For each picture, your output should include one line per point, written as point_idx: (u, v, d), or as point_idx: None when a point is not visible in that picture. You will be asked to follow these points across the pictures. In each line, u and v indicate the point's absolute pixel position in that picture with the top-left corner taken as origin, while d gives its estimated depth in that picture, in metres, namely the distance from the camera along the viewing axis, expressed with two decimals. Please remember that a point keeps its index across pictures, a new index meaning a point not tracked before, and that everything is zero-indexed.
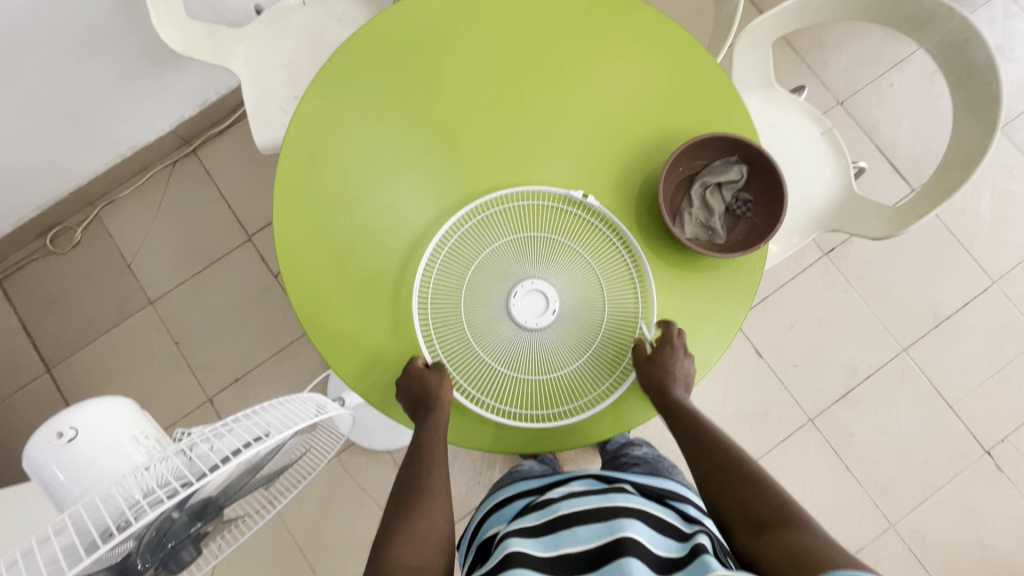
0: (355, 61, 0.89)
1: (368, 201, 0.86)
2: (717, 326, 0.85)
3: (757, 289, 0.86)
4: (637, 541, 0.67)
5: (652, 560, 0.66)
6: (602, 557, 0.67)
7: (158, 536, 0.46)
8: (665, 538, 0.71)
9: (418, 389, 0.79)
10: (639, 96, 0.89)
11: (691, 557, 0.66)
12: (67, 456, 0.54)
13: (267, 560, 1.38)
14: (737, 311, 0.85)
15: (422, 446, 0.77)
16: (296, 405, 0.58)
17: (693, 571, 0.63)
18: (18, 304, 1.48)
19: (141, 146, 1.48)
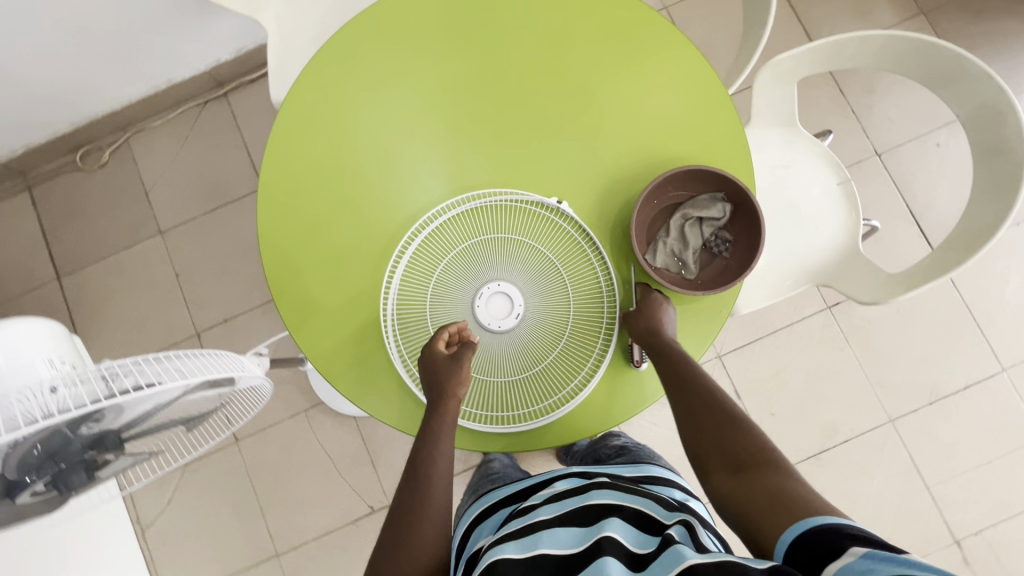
0: (363, 36, 0.90)
1: (354, 175, 0.87)
2: None
3: (718, 335, 0.84)
4: (613, 540, 0.66)
5: (631, 556, 0.65)
6: (581, 557, 0.66)
7: (50, 448, 0.49)
8: (642, 532, 0.69)
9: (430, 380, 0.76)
10: (639, 114, 0.87)
11: (664, 546, 0.63)
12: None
13: (224, 494, 1.45)
14: (695, 348, 0.83)
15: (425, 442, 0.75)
16: (221, 359, 0.60)
17: (665, 562, 0.60)
18: (43, 211, 1.58)
19: (176, 81, 1.53)
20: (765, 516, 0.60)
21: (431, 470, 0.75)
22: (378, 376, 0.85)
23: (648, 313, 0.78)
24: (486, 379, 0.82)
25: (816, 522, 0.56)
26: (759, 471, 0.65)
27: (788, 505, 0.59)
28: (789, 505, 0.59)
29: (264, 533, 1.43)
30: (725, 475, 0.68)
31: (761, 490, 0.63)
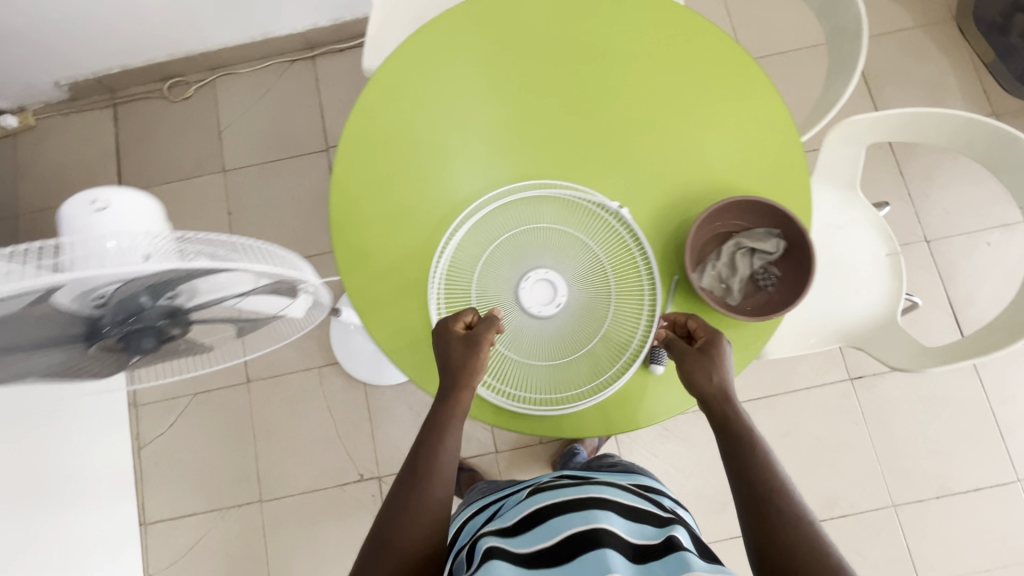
0: (468, 21, 0.96)
1: (431, 142, 0.92)
2: None
3: (746, 366, 0.85)
4: (612, 532, 0.70)
5: (625, 547, 0.69)
6: (578, 546, 0.69)
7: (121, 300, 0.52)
8: (638, 526, 0.74)
9: (448, 362, 0.77)
10: (712, 143, 0.90)
11: (666, 547, 0.68)
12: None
13: (225, 430, 1.47)
14: None
15: (437, 421, 0.77)
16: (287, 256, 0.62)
17: (667, 564, 0.65)
18: (121, 128, 1.66)
19: (271, 36, 1.62)
20: None
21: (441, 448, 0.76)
22: (410, 333, 0.87)
23: (697, 361, 0.74)
24: (515, 358, 0.84)
25: None
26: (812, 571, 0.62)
27: None
28: None
29: (253, 477, 1.44)
30: (775, 524, 0.66)
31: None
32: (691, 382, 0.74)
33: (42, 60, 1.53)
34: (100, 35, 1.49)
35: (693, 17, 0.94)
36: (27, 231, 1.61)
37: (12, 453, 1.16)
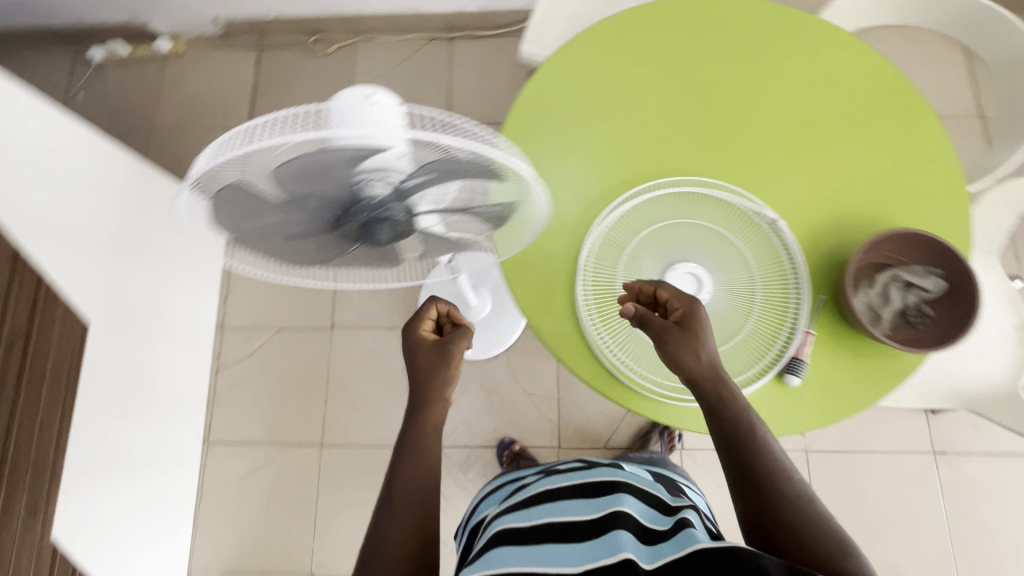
0: (659, 16, 0.98)
1: (603, 123, 0.94)
2: (830, 401, 0.83)
3: (866, 409, 0.83)
4: (627, 514, 0.72)
5: (636, 527, 0.71)
6: (584, 528, 0.71)
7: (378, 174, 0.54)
8: (649, 510, 0.76)
9: (419, 363, 0.77)
10: (878, 179, 0.91)
11: (677, 529, 0.70)
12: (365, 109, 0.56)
13: (301, 370, 1.51)
14: (858, 401, 0.83)
15: (420, 404, 0.75)
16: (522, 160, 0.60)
17: (676, 542, 0.66)
18: (262, 70, 1.76)
19: (420, 12, 1.70)
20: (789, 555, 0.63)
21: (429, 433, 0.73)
22: (549, 296, 0.88)
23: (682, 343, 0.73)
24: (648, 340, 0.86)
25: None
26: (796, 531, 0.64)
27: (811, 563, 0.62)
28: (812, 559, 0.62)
29: (319, 421, 1.47)
30: (781, 514, 0.66)
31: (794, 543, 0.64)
32: (677, 361, 0.73)
33: None
34: None
35: (869, 49, 0.95)
36: (158, 147, 1.71)
37: (123, 345, 1.21)
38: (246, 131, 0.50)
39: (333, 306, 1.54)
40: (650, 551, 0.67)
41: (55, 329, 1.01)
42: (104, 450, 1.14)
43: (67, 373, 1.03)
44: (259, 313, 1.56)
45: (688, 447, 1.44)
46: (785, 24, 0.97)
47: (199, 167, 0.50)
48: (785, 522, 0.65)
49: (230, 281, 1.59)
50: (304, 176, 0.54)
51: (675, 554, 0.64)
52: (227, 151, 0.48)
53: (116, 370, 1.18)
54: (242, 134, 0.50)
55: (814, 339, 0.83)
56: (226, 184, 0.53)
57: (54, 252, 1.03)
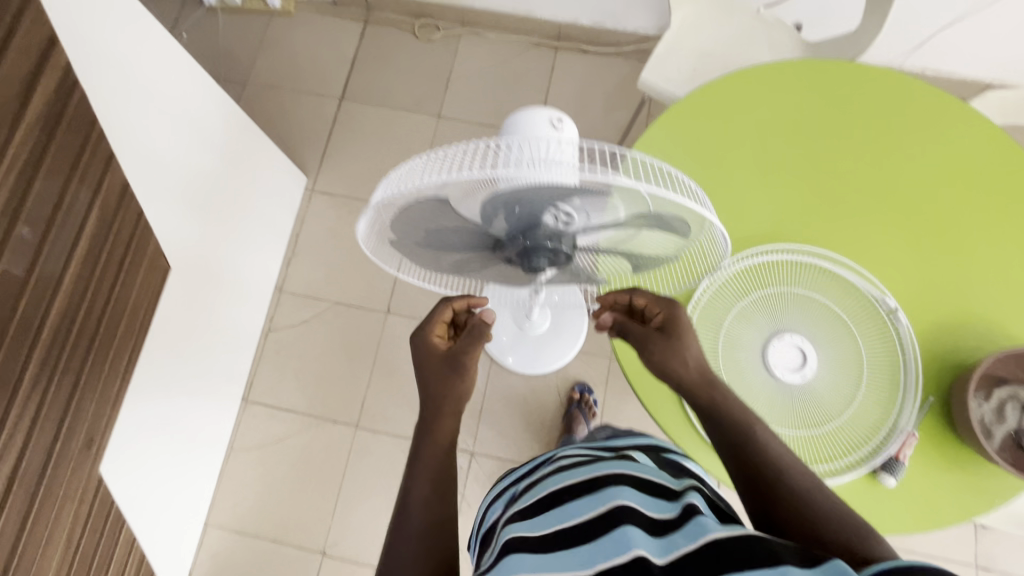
0: (804, 76, 0.94)
1: (731, 174, 0.89)
2: (921, 509, 0.79)
3: (958, 525, 0.79)
4: (630, 507, 0.52)
5: (647, 525, 0.51)
6: (589, 529, 0.51)
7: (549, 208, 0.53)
8: (656, 498, 0.56)
9: (429, 371, 0.71)
10: (1013, 288, 0.85)
11: (686, 517, 0.51)
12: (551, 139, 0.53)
13: (350, 347, 1.51)
14: (951, 515, 0.79)
15: (430, 410, 0.67)
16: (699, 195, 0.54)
17: (689, 531, 0.48)
18: (364, 44, 1.76)
19: (531, 16, 1.69)
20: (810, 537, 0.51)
21: (438, 440, 0.65)
22: None
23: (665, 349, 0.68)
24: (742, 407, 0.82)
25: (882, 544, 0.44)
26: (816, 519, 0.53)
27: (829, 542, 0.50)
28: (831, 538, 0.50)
29: (358, 401, 1.47)
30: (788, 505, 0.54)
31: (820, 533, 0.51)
32: (666, 365, 0.68)
33: None
34: None
35: (1014, 143, 0.90)
36: (249, 99, 1.72)
37: (195, 294, 1.21)
38: (421, 166, 0.51)
39: (393, 290, 1.55)
40: (661, 545, 0.48)
41: (144, 267, 1.01)
42: (158, 397, 1.14)
43: (143, 315, 1.04)
44: (319, 283, 1.57)
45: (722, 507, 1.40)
46: (926, 103, 0.92)
47: (376, 199, 0.52)
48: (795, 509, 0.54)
49: (296, 245, 1.60)
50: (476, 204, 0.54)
51: (690, 548, 0.46)
52: (405, 189, 0.50)
53: (184, 317, 1.18)
54: (418, 169, 0.51)
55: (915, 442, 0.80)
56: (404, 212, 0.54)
57: (154, 195, 1.02)
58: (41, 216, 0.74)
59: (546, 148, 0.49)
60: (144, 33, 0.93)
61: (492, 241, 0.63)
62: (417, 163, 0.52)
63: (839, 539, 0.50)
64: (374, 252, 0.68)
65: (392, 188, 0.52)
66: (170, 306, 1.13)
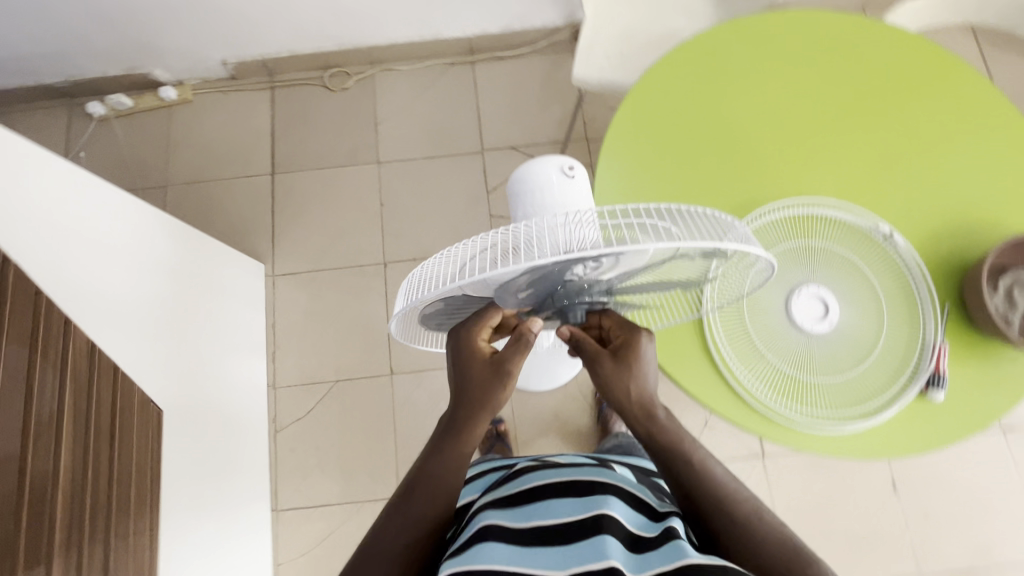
0: (732, 40, 0.97)
1: (699, 152, 0.91)
2: (972, 406, 0.83)
3: (1010, 410, 0.83)
4: (614, 518, 0.61)
5: (624, 536, 0.60)
6: (576, 533, 0.59)
7: (563, 276, 0.54)
8: (638, 514, 0.65)
9: (471, 383, 0.63)
10: (978, 182, 0.90)
11: (661, 538, 0.59)
12: (564, 184, 0.61)
13: (366, 420, 1.46)
14: (1001, 403, 0.83)
15: (462, 423, 0.63)
16: (713, 228, 0.52)
17: (663, 553, 0.57)
18: (277, 111, 1.68)
19: (439, 38, 1.65)
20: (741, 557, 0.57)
21: (465, 449, 0.64)
22: (681, 335, 0.85)
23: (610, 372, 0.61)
24: (786, 370, 0.84)
25: None
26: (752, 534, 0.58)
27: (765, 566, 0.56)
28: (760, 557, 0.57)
29: (393, 472, 1.42)
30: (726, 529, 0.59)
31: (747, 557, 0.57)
32: (606, 386, 0.62)
33: (221, 37, 1.54)
34: (283, 20, 1.52)
35: (930, 51, 0.96)
36: (176, 202, 1.62)
37: (203, 427, 1.13)
38: (430, 273, 0.54)
39: (391, 350, 1.50)
40: (637, 562, 0.57)
41: (136, 420, 0.88)
42: (200, 549, 1.06)
43: (151, 472, 0.91)
44: (313, 367, 1.50)
45: (768, 451, 1.45)
46: (846, 35, 0.97)
47: (397, 312, 0.57)
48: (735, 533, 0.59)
49: (275, 336, 1.52)
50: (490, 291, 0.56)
51: (664, 567, 0.55)
52: (416, 302, 0.53)
53: (202, 455, 1.11)
54: (427, 277, 0.54)
55: (947, 350, 0.84)
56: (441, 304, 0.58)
57: (124, 342, 0.91)
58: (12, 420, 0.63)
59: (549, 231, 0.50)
60: (59, 177, 0.82)
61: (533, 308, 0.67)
62: (426, 268, 0.55)
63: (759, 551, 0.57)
64: (417, 345, 0.76)
65: (408, 299, 0.56)
66: (177, 448, 1.02)
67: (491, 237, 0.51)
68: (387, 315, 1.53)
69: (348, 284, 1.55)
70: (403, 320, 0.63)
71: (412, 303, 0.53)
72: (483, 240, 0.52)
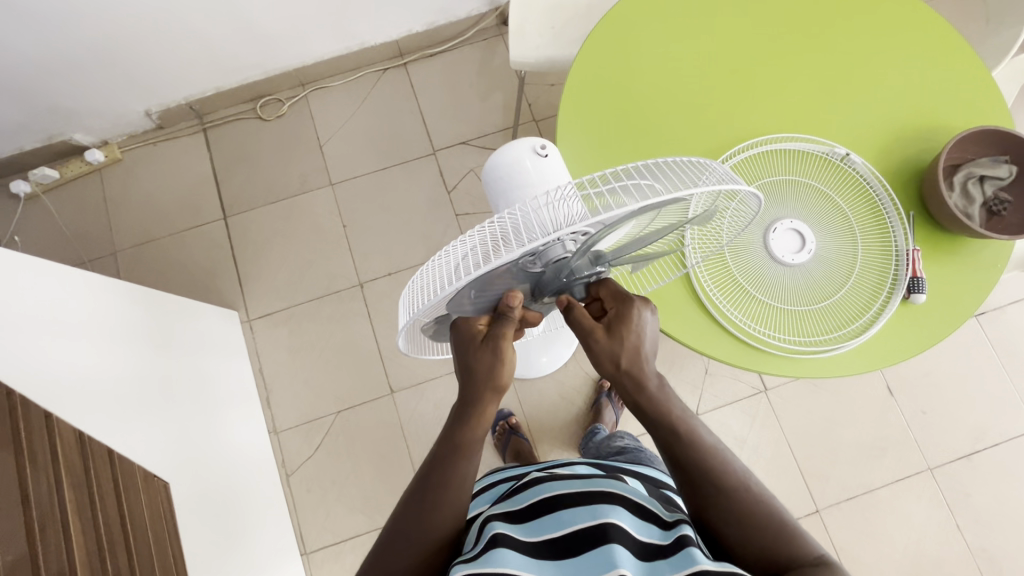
0: None
1: (650, 112, 0.93)
2: (950, 305, 0.88)
3: (984, 301, 0.88)
4: (622, 528, 0.58)
5: (634, 546, 0.58)
6: (585, 543, 0.58)
7: (554, 255, 0.55)
8: (649, 524, 0.62)
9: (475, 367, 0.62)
10: (914, 89, 0.94)
11: (675, 547, 0.56)
12: (537, 164, 0.69)
13: (376, 444, 1.44)
14: (974, 296, 0.88)
15: (472, 408, 0.63)
16: (692, 174, 0.52)
17: (676, 562, 0.54)
18: (215, 152, 1.62)
19: (366, 46, 1.60)
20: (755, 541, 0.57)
21: (467, 451, 0.64)
22: (671, 293, 0.87)
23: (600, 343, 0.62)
24: (776, 306, 0.86)
25: None
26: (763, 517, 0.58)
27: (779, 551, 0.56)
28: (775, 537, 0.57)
29: None
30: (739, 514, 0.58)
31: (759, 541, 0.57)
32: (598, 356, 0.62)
33: (139, 88, 1.47)
34: (201, 57, 1.45)
35: None
36: (130, 266, 1.55)
37: (215, 488, 1.10)
38: (424, 283, 0.54)
39: (386, 369, 1.48)
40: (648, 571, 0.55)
41: (143, 497, 0.85)
42: None
43: (172, 545, 0.88)
44: (311, 403, 1.47)
45: (770, 385, 1.49)
46: None
47: (400, 328, 0.57)
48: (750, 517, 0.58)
49: (265, 381, 1.48)
50: (487, 287, 0.57)
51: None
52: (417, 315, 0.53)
53: (221, 517, 1.07)
54: (422, 288, 0.54)
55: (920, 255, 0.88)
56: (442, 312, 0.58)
57: (113, 423, 0.87)
58: None
59: (533, 214, 0.51)
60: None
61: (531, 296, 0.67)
62: (420, 279, 0.55)
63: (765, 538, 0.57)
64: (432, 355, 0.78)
65: (408, 313, 0.56)
66: (193, 515, 0.98)
67: (476, 236, 0.51)
68: (374, 335, 1.50)
69: (328, 313, 1.52)
70: (408, 335, 0.63)
71: (413, 317, 0.53)
72: (469, 240, 0.52)
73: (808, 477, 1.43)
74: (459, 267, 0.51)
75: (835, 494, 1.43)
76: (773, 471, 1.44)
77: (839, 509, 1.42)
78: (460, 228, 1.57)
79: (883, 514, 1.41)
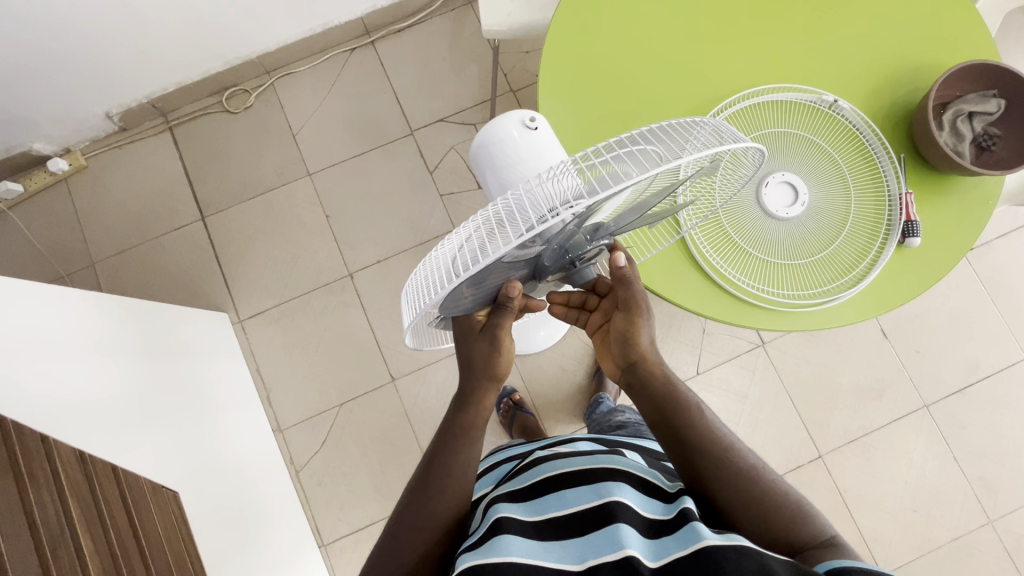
0: None
1: (632, 71, 0.90)
2: (955, 237, 0.88)
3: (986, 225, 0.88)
4: (626, 506, 0.58)
5: (639, 523, 0.57)
6: (591, 522, 0.57)
7: (554, 235, 0.53)
8: (652, 499, 0.62)
9: (472, 355, 0.62)
10: (899, 27, 0.92)
11: (680, 522, 0.56)
12: (526, 136, 0.66)
13: (381, 433, 1.44)
14: (977, 223, 0.88)
15: (471, 395, 0.64)
16: (687, 133, 0.51)
17: (680, 537, 0.53)
18: (184, 151, 1.56)
19: (330, 26, 1.53)
20: (763, 504, 0.57)
21: (470, 439, 0.65)
22: (668, 258, 0.86)
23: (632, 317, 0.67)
24: (775, 262, 0.85)
25: (833, 564, 0.49)
26: (767, 483, 0.59)
27: (789, 518, 0.57)
28: (782, 504, 0.57)
29: None
30: (755, 479, 0.59)
31: (770, 510, 0.57)
32: (629, 338, 0.68)
33: (96, 89, 1.40)
34: (157, 51, 1.38)
35: None
36: (112, 276, 1.50)
37: (227, 493, 1.10)
38: (429, 278, 0.52)
39: (385, 357, 1.47)
40: (654, 548, 0.54)
41: (153, 507, 0.84)
42: None
43: (188, 552, 0.87)
44: (313, 399, 1.46)
45: (768, 339, 1.50)
46: None
47: (405, 325, 0.55)
48: (763, 485, 0.59)
49: (264, 380, 1.47)
50: (492, 276, 0.55)
51: (681, 552, 0.52)
52: (424, 310, 0.51)
53: (236, 521, 1.08)
54: (427, 283, 0.52)
55: (912, 198, 0.87)
56: (443, 308, 0.56)
57: (114, 441, 0.85)
58: (27, 560, 0.59)
59: (533, 194, 0.48)
60: None
61: (530, 281, 0.65)
62: (423, 273, 0.54)
63: (775, 502, 0.58)
64: (439, 346, 0.77)
65: (413, 307, 0.54)
66: (207, 525, 0.98)
67: (476, 221, 0.50)
68: (370, 325, 1.48)
69: (320, 307, 1.50)
70: (413, 332, 0.62)
71: (420, 313, 0.51)
72: (470, 227, 0.50)
73: (809, 426, 1.46)
74: (459, 260, 0.49)
75: (836, 439, 1.46)
76: (775, 422, 1.47)
77: (841, 453, 1.45)
78: (446, 209, 1.54)
79: (884, 454, 1.45)
